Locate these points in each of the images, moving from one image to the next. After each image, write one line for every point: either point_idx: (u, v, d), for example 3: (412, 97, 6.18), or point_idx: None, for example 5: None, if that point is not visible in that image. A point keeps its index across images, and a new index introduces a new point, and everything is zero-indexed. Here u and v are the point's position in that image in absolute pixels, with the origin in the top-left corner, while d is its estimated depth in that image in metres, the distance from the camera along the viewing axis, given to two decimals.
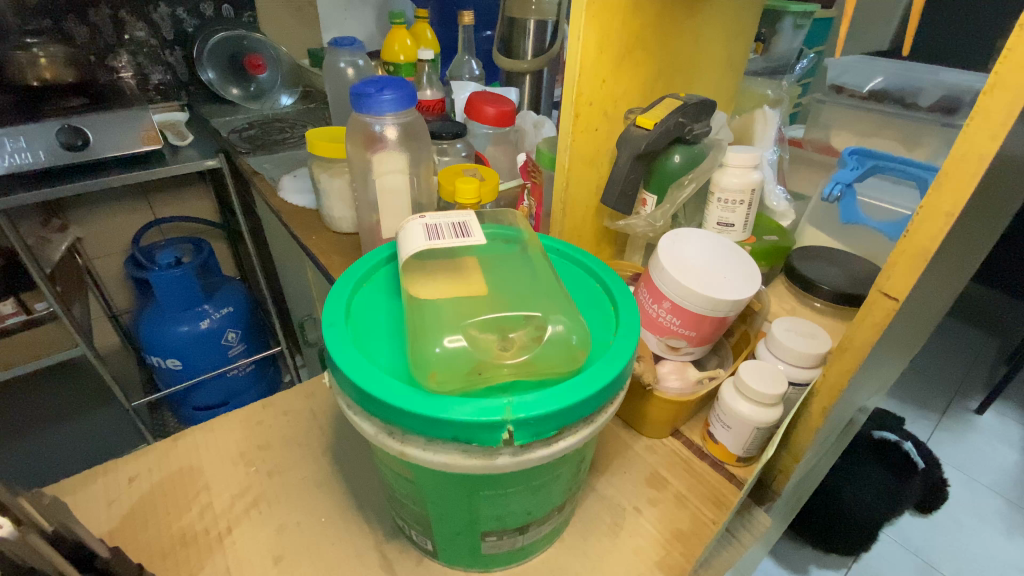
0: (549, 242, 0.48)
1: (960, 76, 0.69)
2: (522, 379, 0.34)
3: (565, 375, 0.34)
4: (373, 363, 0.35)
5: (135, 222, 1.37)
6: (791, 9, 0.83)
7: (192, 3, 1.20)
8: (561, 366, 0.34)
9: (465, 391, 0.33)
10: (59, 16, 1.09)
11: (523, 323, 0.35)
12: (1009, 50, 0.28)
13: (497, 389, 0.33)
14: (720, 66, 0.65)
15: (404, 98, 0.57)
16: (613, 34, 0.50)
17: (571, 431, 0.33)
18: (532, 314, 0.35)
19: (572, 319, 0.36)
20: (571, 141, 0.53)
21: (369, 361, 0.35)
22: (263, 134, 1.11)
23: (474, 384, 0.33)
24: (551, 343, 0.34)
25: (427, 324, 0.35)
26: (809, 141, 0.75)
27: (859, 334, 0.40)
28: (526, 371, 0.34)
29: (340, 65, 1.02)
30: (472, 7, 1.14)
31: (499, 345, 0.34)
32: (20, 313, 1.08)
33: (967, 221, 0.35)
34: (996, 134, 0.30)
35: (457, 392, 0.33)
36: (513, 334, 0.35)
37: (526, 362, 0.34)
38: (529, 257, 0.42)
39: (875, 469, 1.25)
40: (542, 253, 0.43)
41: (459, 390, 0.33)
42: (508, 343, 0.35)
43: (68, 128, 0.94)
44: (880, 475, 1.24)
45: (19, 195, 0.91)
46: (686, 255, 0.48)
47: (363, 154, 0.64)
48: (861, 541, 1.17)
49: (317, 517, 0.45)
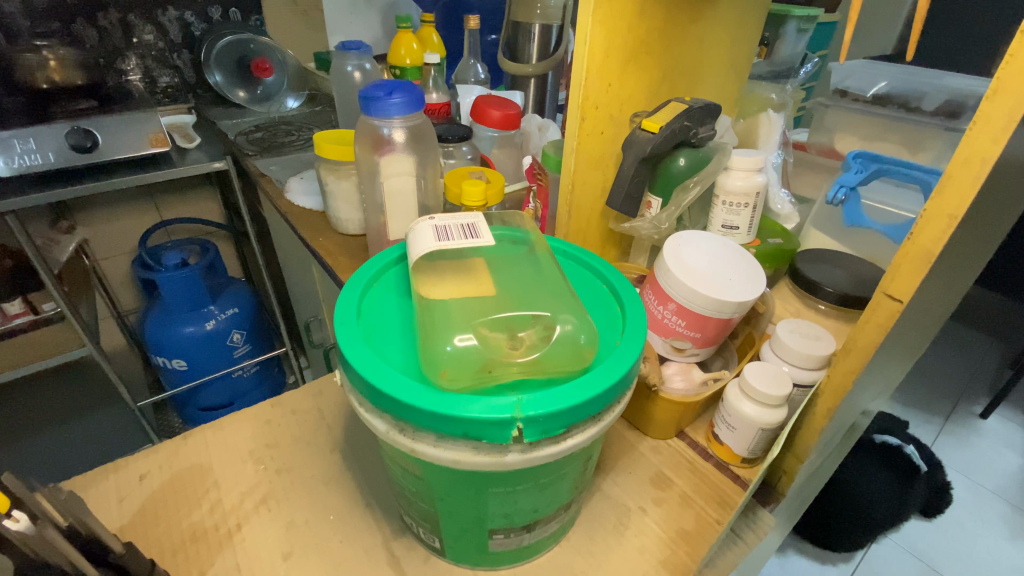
0: (556, 244, 0.48)
1: (964, 81, 0.69)
2: (531, 377, 0.34)
3: (573, 375, 0.35)
4: (384, 361, 0.35)
5: (142, 223, 1.38)
6: (794, 14, 0.84)
7: (200, 6, 1.21)
8: (570, 365, 0.35)
9: (475, 389, 0.33)
10: (69, 19, 1.10)
11: (532, 323, 0.35)
12: (1012, 54, 0.29)
13: (507, 386, 0.34)
14: (725, 70, 0.66)
15: (412, 101, 0.58)
16: (619, 39, 0.51)
17: (579, 430, 0.34)
18: (541, 314, 0.36)
19: (580, 320, 0.36)
20: (577, 144, 0.54)
21: (381, 358, 0.35)
22: (270, 137, 1.12)
23: (484, 382, 0.34)
24: (560, 342, 0.35)
25: (437, 323, 0.35)
26: (813, 145, 0.75)
27: (863, 335, 0.40)
28: (535, 370, 0.34)
29: (347, 68, 1.03)
30: (478, 12, 1.15)
31: (510, 344, 0.35)
32: (27, 313, 1.12)
33: (971, 223, 0.36)
34: (998, 137, 0.30)
35: (467, 390, 0.33)
36: (522, 333, 0.35)
37: (535, 362, 0.34)
38: (536, 258, 0.43)
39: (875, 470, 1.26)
40: (550, 254, 0.44)
41: (469, 388, 0.33)
42: (517, 341, 0.35)
43: (78, 129, 0.95)
44: (880, 476, 1.25)
45: (29, 196, 0.92)
46: (687, 258, 0.48)
47: (371, 157, 0.65)
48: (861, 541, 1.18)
49: (325, 515, 0.46)
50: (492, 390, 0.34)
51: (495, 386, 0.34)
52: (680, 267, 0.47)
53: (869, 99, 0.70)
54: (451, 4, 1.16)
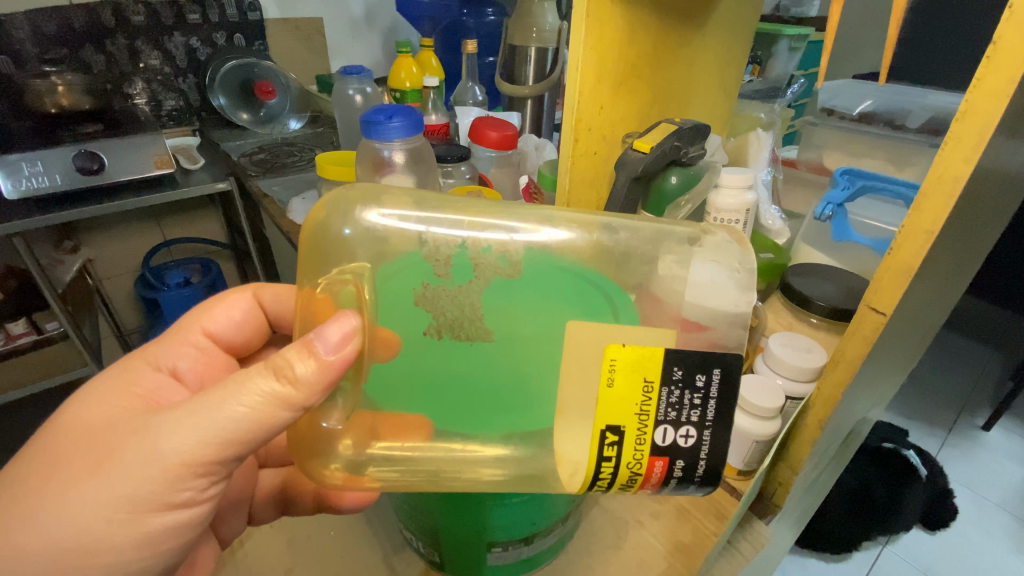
0: (554, 274, 0.39)
1: (945, 99, 0.73)
2: (651, 364, 0.31)
3: (482, 403, 0.38)
4: (404, 386, 0.39)
5: (146, 243, 1.40)
6: (785, 34, 0.91)
7: (205, 32, 1.24)
8: (519, 298, 0.39)
9: (625, 477, 0.33)
10: (76, 46, 1.14)
11: (399, 260, 0.39)
12: (977, 80, 0.31)
13: (646, 410, 0.32)
14: (714, 91, 0.68)
15: (411, 124, 0.64)
16: (610, 64, 0.53)
17: (472, 478, 0.37)
18: (365, 216, 0.37)
19: (525, 221, 0.40)
20: (570, 164, 0.56)
21: (408, 386, 0.39)
22: (273, 158, 1.10)
23: (509, 351, 0.39)
24: (468, 276, 0.39)
25: (395, 310, 0.39)
26: (803, 161, 0.77)
27: (850, 348, 0.41)
28: (700, 363, 0.31)
29: (348, 92, 1.06)
30: (476, 36, 1.19)
31: (387, 291, 0.39)
32: (32, 332, 1.13)
33: (947, 237, 0.37)
34: (968, 157, 0.32)
35: (591, 468, 0.33)
36: (354, 239, 0.37)
37: (453, 304, 0.39)
38: (519, 208, 0.40)
39: (857, 462, 1.30)
40: (542, 298, 0.39)
41: (593, 459, 0.32)
42: (689, 380, 0.31)
43: (85, 153, 0.98)
44: (862, 470, 1.28)
45: (37, 217, 0.94)
46: (691, 289, 0.36)
47: (372, 178, 0.69)
48: (852, 541, 1.18)
49: (325, 530, 0.47)
50: (641, 398, 0.31)
51: (665, 461, 0.32)
52: (732, 263, 0.37)
53: (855, 117, 0.72)
54: (451, 29, 1.21)
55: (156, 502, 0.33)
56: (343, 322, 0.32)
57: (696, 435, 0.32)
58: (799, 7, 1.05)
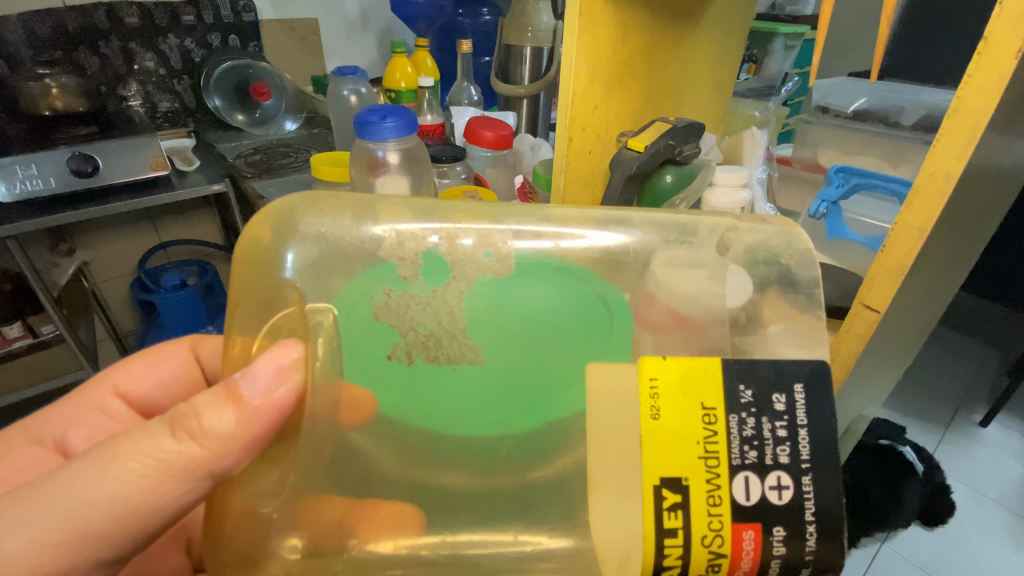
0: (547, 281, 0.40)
1: (938, 97, 0.73)
2: (706, 383, 0.29)
3: (487, 405, 0.38)
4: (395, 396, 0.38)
5: (142, 245, 1.40)
6: (781, 32, 0.92)
7: (199, 34, 1.23)
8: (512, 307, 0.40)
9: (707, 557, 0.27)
10: (70, 48, 1.13)
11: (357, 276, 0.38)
12: (969, 76, 0.31)
13: (714, 453, 0.28)
14: (708, 89, 0.68)
15: (404, 124, 0.64)
16: (603, 64, 0.53)
17: (481, 496, 0.35)
18: (303, 232, 0.36)
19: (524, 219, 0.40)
20: (565, 163, 0.56)
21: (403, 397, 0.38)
22: (268, 160, 1.10)
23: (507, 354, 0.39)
24: (445, 275, 0.39)
25: (369, 329, 0.39)
26: (797, 158, 0.77)
27: (844, 346, 0.40)
28: (777, 381, 0.28)
29: (343, 92, 1.06)
30: (471, 36, 1.19)
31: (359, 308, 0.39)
32: (27, 336, 1.12)
33: (940, 235, 0.37)
34: (961, 155, 0.32)
35: (652, 536, 0.27)
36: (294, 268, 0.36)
37: (433, 312, 0.39)
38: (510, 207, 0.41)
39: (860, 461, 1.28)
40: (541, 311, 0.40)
41: (653, 520, 0.27)
42: (764, 405, 0.28)
43: (79, 155, 0.97)
44: (865, 467, 1.27)
45: (31, 220, 0.93)
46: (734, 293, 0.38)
47: (366, 178, 0.69)
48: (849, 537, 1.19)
49: None
50: (704, 433, 0.28)
51: (757, 528, 0.27)
52: (762, 267, 0.38)
53: (848, 115, 0.72)
54: (446, 29, 1.21)
55: (146, 511, 0.33)
56: (279, 356, 0.32)
57: (792, 486, 0.27)
58: (793, 6, 1.05)
